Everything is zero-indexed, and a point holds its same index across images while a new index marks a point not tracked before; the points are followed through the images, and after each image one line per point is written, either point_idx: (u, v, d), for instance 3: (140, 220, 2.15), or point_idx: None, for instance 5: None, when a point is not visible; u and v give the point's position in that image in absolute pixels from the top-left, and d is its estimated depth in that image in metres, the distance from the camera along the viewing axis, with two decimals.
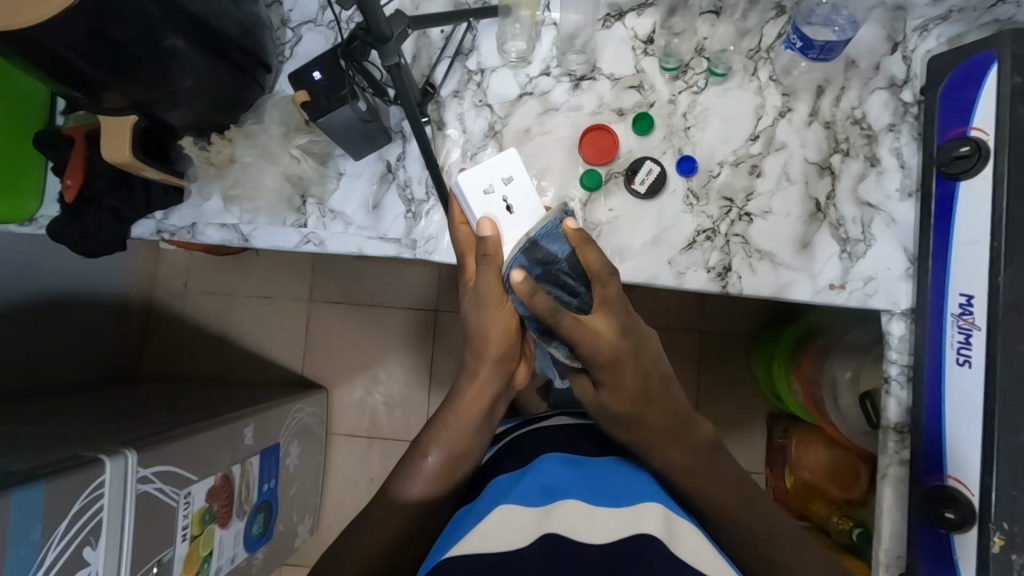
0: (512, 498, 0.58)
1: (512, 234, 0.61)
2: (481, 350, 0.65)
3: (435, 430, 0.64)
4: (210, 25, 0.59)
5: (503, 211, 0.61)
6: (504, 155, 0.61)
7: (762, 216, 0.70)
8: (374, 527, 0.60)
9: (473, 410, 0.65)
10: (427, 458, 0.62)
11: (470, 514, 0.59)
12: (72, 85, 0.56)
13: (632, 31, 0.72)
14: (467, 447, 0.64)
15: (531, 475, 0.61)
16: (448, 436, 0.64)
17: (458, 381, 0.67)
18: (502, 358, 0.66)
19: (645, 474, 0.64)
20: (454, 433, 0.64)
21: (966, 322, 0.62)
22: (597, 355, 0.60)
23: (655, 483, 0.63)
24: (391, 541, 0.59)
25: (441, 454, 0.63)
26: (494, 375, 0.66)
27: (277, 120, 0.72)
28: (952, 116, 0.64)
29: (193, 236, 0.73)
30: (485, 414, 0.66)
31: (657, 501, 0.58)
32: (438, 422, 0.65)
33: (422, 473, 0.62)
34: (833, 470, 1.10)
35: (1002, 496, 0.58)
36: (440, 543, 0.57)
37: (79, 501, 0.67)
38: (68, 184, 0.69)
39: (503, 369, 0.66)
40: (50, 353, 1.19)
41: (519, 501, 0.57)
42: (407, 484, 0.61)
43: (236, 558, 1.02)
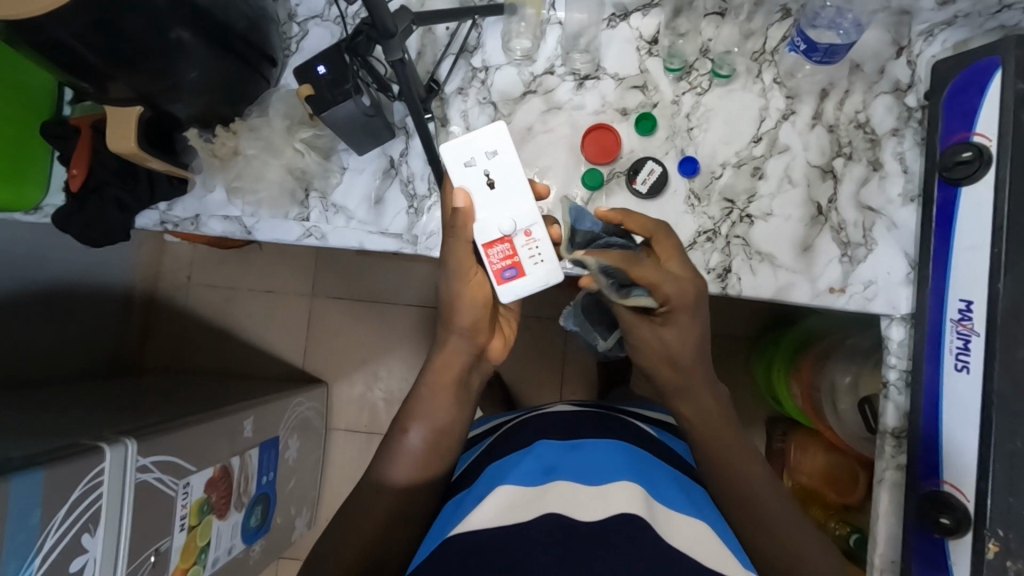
0: (511, 480, 0.58)
1: (485, 208, 0.60)
2: (449, 319, 0.63)
3: (412, 405, 0.64)
4: (216, 18, 0.59)
5: (482, 185, 0.60)
6: (490, 128, 0.60)
7: (763, 218, 0.70)
8: (361, 513, 0.60)
9: (447, 382, 0.64)
10: (407, 436, 0.62)
11: (467, 498, 0.60)
12: (79, 75, 0.57)
13: (637, 32, 0.72)
14: (447, 421, 0.63)
15: (533, 455, 0.62)
16: (425, 411, 0.63)
17: (431, 352, 0.66)
18: (472, 329, 0.63)
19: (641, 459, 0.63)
20: (430, 408, 0.63)
21: (965, 327, 0.62)
22: (679, 297, 0.59)
23: (659, 471, 0.62)
24: (380, 525, 0.60)
25: (419, 430, 0.63)
26: (465, 345, 0.64)
27: (281, 113, 0.72)
28: (955, 121, 0.64)
29: (196, 228, 0.73)
30: (459, 386, 0.64)
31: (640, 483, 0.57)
32: (414, 397, 0.64)
33: (405, 451, 0.62)
34: (831, 477, 1.11)
35: (997, 502, 0.58)
36: (442, 526, 0.58)
37: (78, 488, 0.67)
38: (74, 173, 0.70)
39: (473, 342, 0.64)
40: (53, 342, 1.20)
41: (517, 483, 0.58)
42: (390, 465, 0.62)
43: (233, 549, 1.02)
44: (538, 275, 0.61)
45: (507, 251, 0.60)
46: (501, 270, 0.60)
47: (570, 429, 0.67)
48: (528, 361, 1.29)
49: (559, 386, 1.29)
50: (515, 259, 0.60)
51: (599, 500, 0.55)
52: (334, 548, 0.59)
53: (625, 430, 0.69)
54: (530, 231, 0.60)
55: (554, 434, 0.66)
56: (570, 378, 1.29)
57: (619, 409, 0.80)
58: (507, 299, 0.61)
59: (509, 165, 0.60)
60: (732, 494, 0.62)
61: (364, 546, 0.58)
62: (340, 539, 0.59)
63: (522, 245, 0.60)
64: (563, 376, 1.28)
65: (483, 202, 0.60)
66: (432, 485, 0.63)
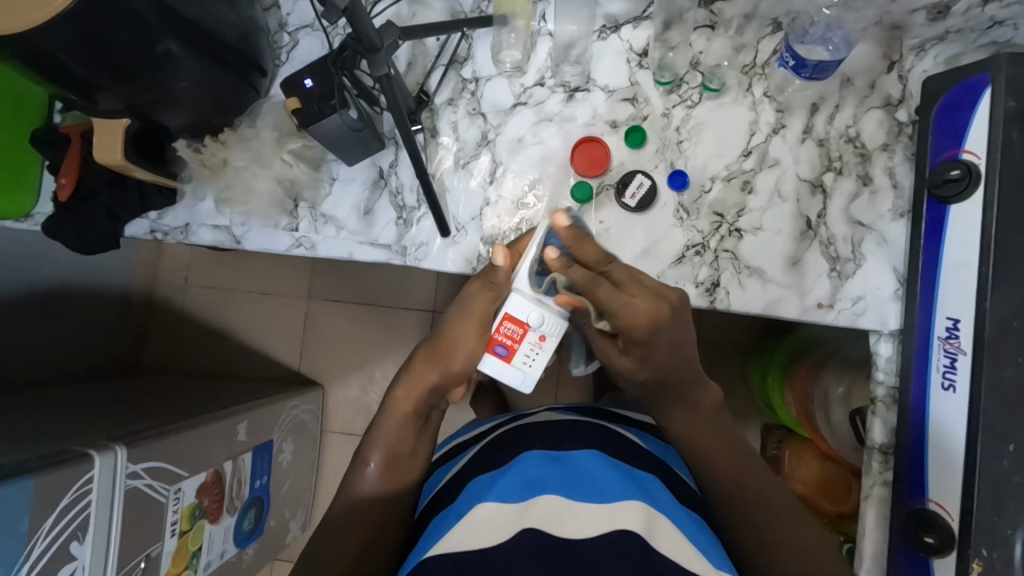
0: (492, 496, 0.58)
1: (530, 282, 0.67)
2: (444, 356, 0.67)
3: (376, 433, 0.66)
4: (205, 30, 0.59)
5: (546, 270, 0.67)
6: None
7: (752, 232, 0.70)
8: (337, 542, 0.59)
9: (409, 411, 0.67)
10: (370, 463, 0.64)
11: (450, 514, 0.59)
12: (68, 88, 0.57)
13: (627, 44, 0.72)
14: (410, 449, 0.66)
15: (513, 470, 0.61)
16: (388, 438, 0.65)
17: (396, 380, 0.69)
18: (457, 373, 0.68)
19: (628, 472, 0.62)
20: (393, 436, 0.65)
21: (951, 346, 0.61)
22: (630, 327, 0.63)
23: (654, 484, 0.62)
24: (354, 555, 0.59)
25: (382, 456, 0.64)
26: (430, 377, 0.68)
27: (270, 125, 0.72)
28: (946, 137, 0.63)
29: (185, 236, 0.74)
30: (420, 414, 0.67)
31: (637, 498, 0.57)
32: (377, 425, 0.66)
33: (369, 475, 0.63)
34: (825, 483, 1.11)
35: (981, 521, 0.58)
36: (428, 538, 0.58)
37: (67, 496, 0.67)
38: (63, 182, 0.70)
39: (446, 379, 0.68)
40: (50, 343, 1.20)
41: (499, 499, 0.58)
42: (356, 486, 0.63)
43: (225, 553, 1.02)
44: (517, 371, 0.68)
45: (513, 334, 0.68)
46: (497, 342, 0.67)
47: (550, 440, 0.67)
48: None
49: (554, 391, 1.29)
50: (515, 348, 0.68)
51: (578, 516, 0.54)
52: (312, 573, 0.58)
53: (607, 438, 0.69)
54: (542, 338, 0.68)
55: (539, 446, 0.66)
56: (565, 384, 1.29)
57: (610, 414, 0.79)
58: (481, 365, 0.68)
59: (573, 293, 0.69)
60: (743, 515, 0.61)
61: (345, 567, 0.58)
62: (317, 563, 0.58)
63: (523, 347, 0.68)
64: (558, 381, 1.29)
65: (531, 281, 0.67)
66: (397, 504, 0.64)
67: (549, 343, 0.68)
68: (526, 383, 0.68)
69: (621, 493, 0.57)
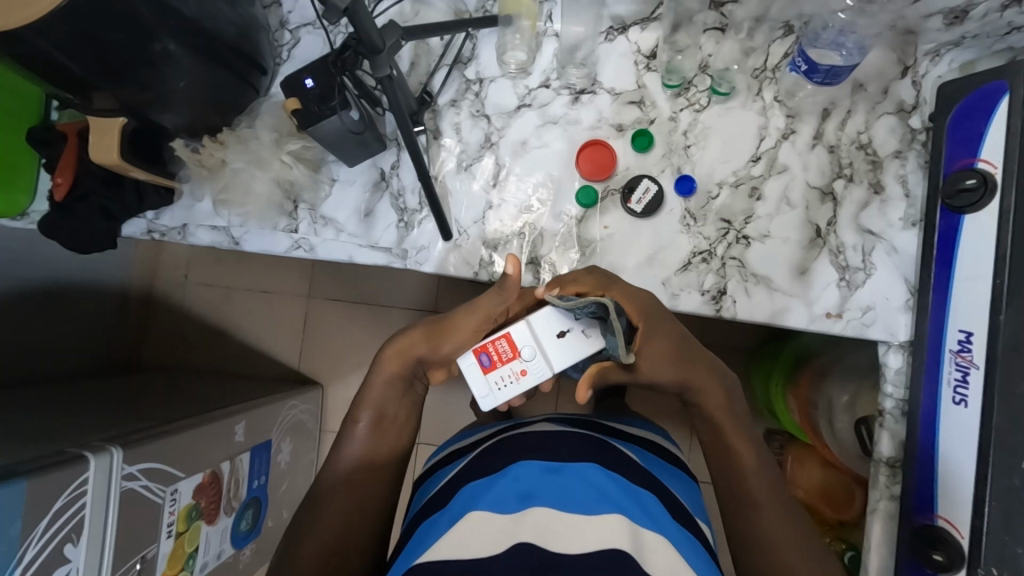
0: (483, 505, 0.57)
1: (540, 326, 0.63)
2: (444, 331, 0.66)
3: (363, 393, 0.66)
4: (203, 28, 0.58)
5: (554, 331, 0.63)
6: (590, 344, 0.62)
7: (760, 239, 0.69)
8: (322, 512, 0.59)
9: (396, 374, 0.67)
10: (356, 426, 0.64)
11: (438, 521, 0.58)
12: (61, 85, 0.56)
13: (635, 45, 0.70)
14: (397, 416, 0.66)
15: (507, 479, 0.61)
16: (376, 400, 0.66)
17: (383, 345, 0.69)
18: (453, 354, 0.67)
19: (622, 484, 0.61)
20: (379, 397, 0.66)
21: (964, 359, 0.60)
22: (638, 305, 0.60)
23: (649, 495, 0.62)
24: (336, 527, 0.58)
25: (368, 416, 0.65)
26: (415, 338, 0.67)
27: (269, 127, 0.71)
28: (960, 146, 0.62)
29: (183, 237, 0.73)
30: (406, 377, 0.67)
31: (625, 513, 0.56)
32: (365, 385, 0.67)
33: (355, 437, 0.64)
34: (826, 491, 1.09)
35: (991, 540, 0.56)
36: (413, 546, 0.57)
37: (61, 498, 0.66)
38: (58, 181, 0.68)
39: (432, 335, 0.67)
40: (48, 340, 1.19)
41: (491, 508, 0.57)
42: (344, 451, 0.63)
43: (222, 554, 1.02)
44: (479, 386, 0.64)
45: (503, 351, 0.63)
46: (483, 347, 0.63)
47: (546, 450, 0.66)
48: None
49: (554, 395, 1.28)
50: (497, 364, 0.64)
51: (571, 529, 0.54)
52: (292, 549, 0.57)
53: (606, 451, 0.67)
54: (523, 369, 0.63)
55: (533, 455, 0.64)
56: (565, 387, 1.28)
57: (602, 426, 0.78)
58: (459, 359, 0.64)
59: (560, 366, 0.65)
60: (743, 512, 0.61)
61: (328, 541, 0.57)
62: (299, 534, 0.58)
63: (501, 369, 0.63)
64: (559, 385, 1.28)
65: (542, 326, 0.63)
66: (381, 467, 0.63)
67: (525, 379, 0.63)
68: (487, 401, 0.64)
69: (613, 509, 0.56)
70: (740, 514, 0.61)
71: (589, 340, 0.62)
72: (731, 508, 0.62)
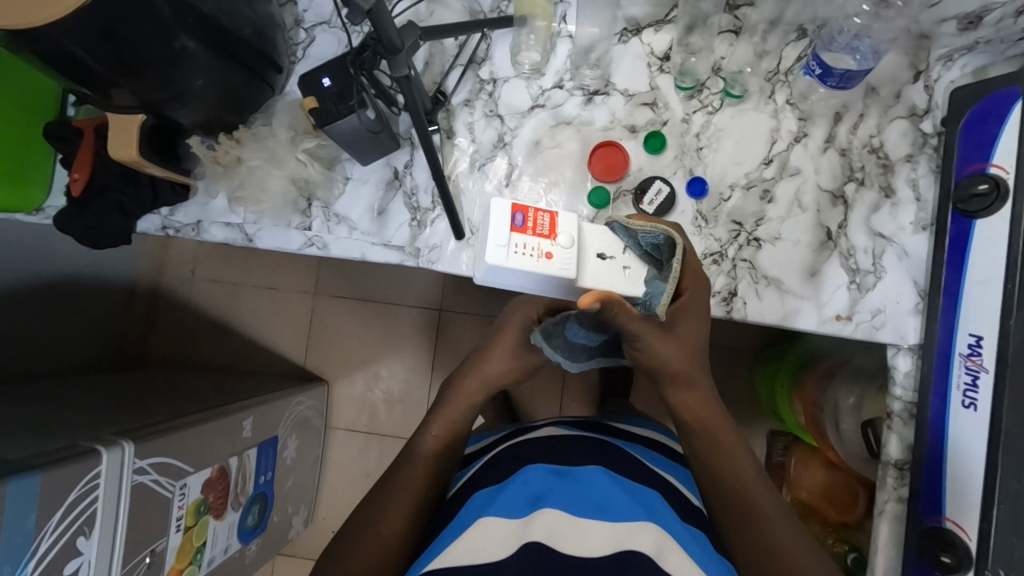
0: (495, 509, 0.58)
1: (594, 237, 0.61)
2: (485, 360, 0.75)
3: (435, 412, 0.71)
4: (222, 26, 0.58)
5: (612, 255, 0.61)
6: (633, 285, 0.61)
7: (771, 241, 0.69)
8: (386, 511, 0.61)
9: (469, 394, 0.73)
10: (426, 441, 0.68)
11: (449, 528, 0.59)
12: (82, 82, 0.56)
13: (648, 47, 0.71)
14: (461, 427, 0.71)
15: (516, 484, 0.61)
16: (446, 414, 0.71)
17: (456, 375, 0.75)
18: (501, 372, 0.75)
19: (630, 487, 0.61)
20: (449, 411, 0.71)
21: (974, 363, 0.61)
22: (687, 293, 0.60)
23: (658, 495, 0.62)
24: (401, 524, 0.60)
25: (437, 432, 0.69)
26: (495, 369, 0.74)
27: (286, 124, 0.72)
28: (971, 151, 0.63)
29: (197, 234, 0.73)
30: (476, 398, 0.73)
31: (637, 517, 0.57)
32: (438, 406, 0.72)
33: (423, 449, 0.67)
34: (829, 492, 1.09)
35: (1000, 542, 0.57)
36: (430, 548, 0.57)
37: (74, 492, 0.66)
38: (77, 177, 0.69)
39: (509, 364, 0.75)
40: (56, 334, 1.19)
41: (502, 513, 0.57)
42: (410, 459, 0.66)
43: (229, 548, 1.02)
44: (496, 242, 0.59)
45: (546, 225, 0.59)
46: (529, 209, 0.59)
47: (555, 454, 0.66)
48: (529, 367, 1.29)
49: (559, 394, 1.29)
50: (527, 230, 0.59)
51: (577, 531, 0.55)
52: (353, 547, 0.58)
53: (614, 454, 0.67)
54: (549, 252, 0.59)
55: (542, 460, 0.65)
56: (570, 386, 1.29)
57: (606, 427, 0.79)
58: (494, 199, 0.59)
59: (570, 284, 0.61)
60: (731, 513, 0.59)
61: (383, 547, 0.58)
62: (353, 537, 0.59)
63: (529, 240, 0.59)
64: (564, 384, 1.28)
65: (594, 234, 0.62)
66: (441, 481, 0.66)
67: (543, 263, 0.58)
68: (492, 253, 0.59)
69: (624, 514, 0.57)
70: (733, 514, 0.58)
71: (630, 276, 0.61)
72: (726, 512, 0.59)
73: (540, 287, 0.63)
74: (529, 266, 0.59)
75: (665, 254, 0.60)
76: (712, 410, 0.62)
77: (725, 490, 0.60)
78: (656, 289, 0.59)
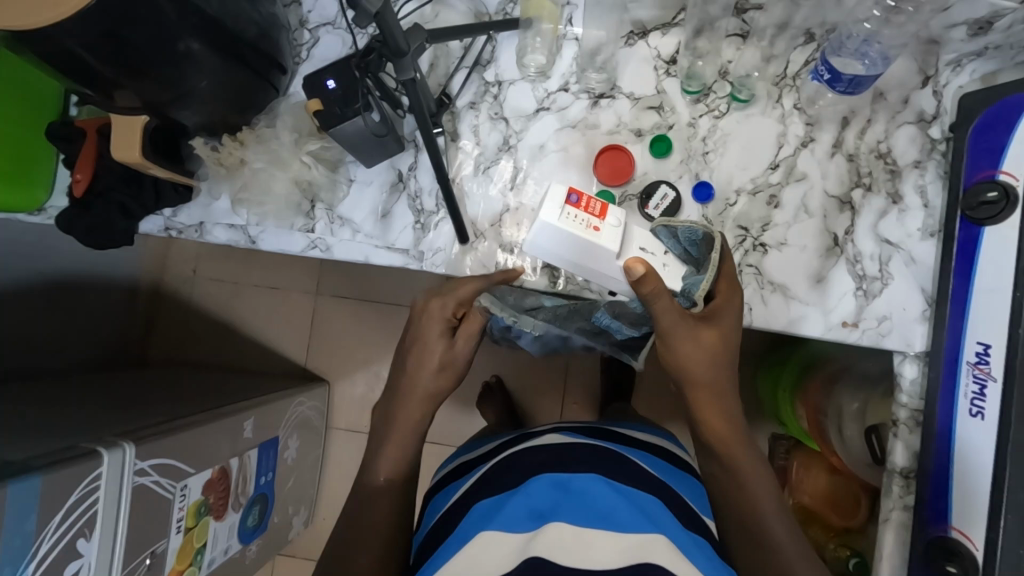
0: (496, 524, 0.58)
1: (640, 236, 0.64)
2: (420, 349, 0.69)
3: (378, 446, 0.69)
4: (226, 27, 0.58)
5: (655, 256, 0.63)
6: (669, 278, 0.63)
7: (777, 247, 0.69)
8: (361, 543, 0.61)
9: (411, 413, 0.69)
10: (377, 475, 0.67)
11: (451, 543, 0.59)
12: (84, 82, 0.56)
13: (655, 50, 0.70)
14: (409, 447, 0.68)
15: (519, 496, 0.60)
16: (392, 441, 0.68)
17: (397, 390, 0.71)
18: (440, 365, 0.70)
19: (636, 497, 0.61)
20: (394, 438, 0.68)
21: (981, 372, 0.60)
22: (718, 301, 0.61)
23: (664, 506, 0.62)
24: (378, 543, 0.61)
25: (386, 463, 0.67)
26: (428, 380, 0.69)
27: (289, 126, 0.71)
28: (980, 157, 0.62)
29: (200, 235, 0.73)
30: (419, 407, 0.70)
31: (640, 528, 0.56)
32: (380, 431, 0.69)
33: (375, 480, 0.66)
34: (832, 497, 1.08)
35: (1007, 553, 0.56)
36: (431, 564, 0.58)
37: (75, 494, 0.66)
38: (79, 178, 0.69)
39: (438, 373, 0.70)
40: (57, 333, 1.19)
41: (505, 527, 0.57)
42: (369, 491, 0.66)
43: (229, 550, 1.01)
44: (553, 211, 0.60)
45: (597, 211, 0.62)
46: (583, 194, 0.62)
47: (559, 463, 0.65)
48: (531, 369, 1.28)
49: (561, 397, 1.28)
50: (580, 207, 0.61)
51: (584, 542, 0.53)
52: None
53: (618, 464, 0.67)
54: (598, 227, 0.61)
55: (546, 469, 0.64)
56: (572, 389, 1.28)
57: (609, 433, 0.78)
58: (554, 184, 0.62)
59: (608, 264, 0.61)
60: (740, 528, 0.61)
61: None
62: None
63: (579, 213, 0.61)
64: (566, 387, 1.28)
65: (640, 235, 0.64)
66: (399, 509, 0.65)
67: (592, 234, 0.60)
68: (547, 213, 0.60)
69: (627, 524, 0.56)
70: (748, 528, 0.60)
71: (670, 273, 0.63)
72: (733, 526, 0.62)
73: (575, 265, 0.63)
74: (578, 233, 0.60)
75: (703, 252, 0.63)
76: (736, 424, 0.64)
77: (734, 503, 0.63)
78: (695, 280, 0.61)
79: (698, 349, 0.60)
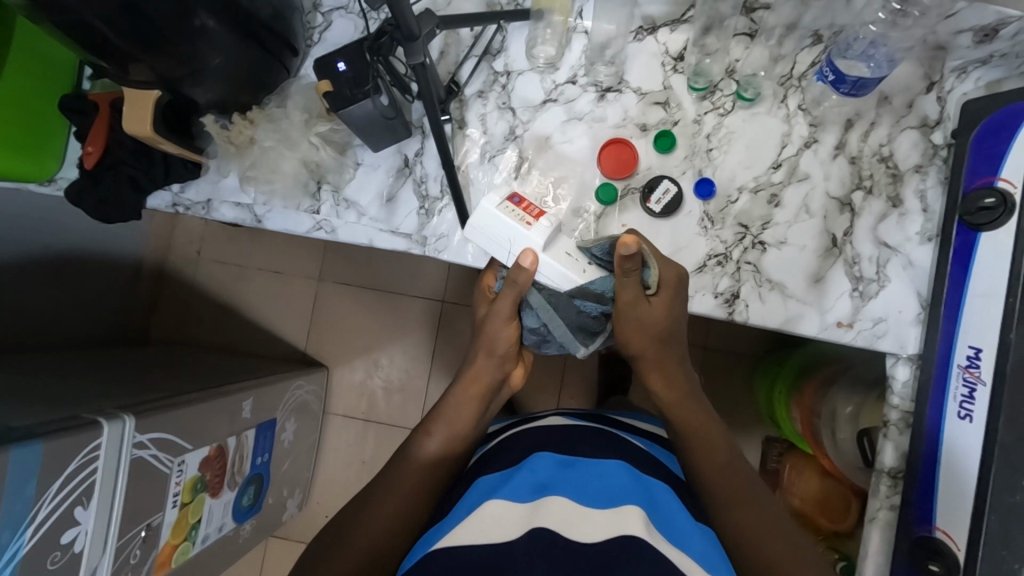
0: (503, 494, 0.59)
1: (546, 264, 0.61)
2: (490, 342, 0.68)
3: (438, 411, 0.70)
4: (242, 8, 0.59)
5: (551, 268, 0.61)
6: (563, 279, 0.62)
7: (776, 246, 0.70)
8: (377, 507, 0.63)
9: (478, 397, 0.70)
10: (426, 450, 0.67)
11: (453, 515, 0.59)
12: (100, 54, 0.56)
13: (663, 46, 0.71)
14: (464, 428, 0.70)
15: (525, 471, 0.61)
16: (452, 416, 0.69)
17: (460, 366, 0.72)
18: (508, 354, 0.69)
19: (643, 481, 0.62)
20: (456, 414, 0.69)
21: (971, 374, 0.61)
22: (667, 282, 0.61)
23: (667, 488, 0.63)
24: (389, 525, 0.62)
25: (439, 437, 0.68)
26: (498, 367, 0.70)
27: (300, 106, 0.71)
28: (981, 163, 0.63)
29: (207, 212, 0.74)
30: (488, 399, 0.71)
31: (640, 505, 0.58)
32: (441, 403, 0.70)
33: (421, 455, 0.67)
34: (823, 500, 1.08)
35: (989, 554, 0.57)
36: (430, 535, 0.59)
37: (74, 462, 0.66)
38: (90, 151, 0.70)
39: (503, 361, 0.69)
40: (62, 305, 1.20)
41: (510, 498, 0.58)
42: (408, 462, 0.67)
43: (223, 527, 1.02)
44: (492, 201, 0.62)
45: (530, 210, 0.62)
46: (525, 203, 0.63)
47: (564, 442, 0.66)
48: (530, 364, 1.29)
49: (558, 391, 1.29)
50: (519, 204, 0.62)
51: (583, 520, 0.55)
52: (346, 534, 0.62)
53: (617, 444, 0.68)
54: (530, 223, 0.61)
55: (555, 447, 0.65)
56: (568, 384, 1.29)
57: (613, 420, 0.79)
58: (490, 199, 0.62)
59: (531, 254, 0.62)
60: (716, 495, 0.64)
61: (375, 538, 0.61)
62: (350, 525, 0.63)
63: (517, 209, 0.62)
64: (562, 380, 1.30)
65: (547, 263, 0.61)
66: (431, 486, 0.66)
67: (523, 229, 0.61)
68: (486, 203, 0.62)
69: (625, 500, 0.58)
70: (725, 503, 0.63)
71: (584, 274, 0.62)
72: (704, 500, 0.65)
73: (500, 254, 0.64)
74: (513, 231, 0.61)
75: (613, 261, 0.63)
76: (694, 401, 0.68)
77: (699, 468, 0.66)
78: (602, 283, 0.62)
79: (645, 326, 0.63)
